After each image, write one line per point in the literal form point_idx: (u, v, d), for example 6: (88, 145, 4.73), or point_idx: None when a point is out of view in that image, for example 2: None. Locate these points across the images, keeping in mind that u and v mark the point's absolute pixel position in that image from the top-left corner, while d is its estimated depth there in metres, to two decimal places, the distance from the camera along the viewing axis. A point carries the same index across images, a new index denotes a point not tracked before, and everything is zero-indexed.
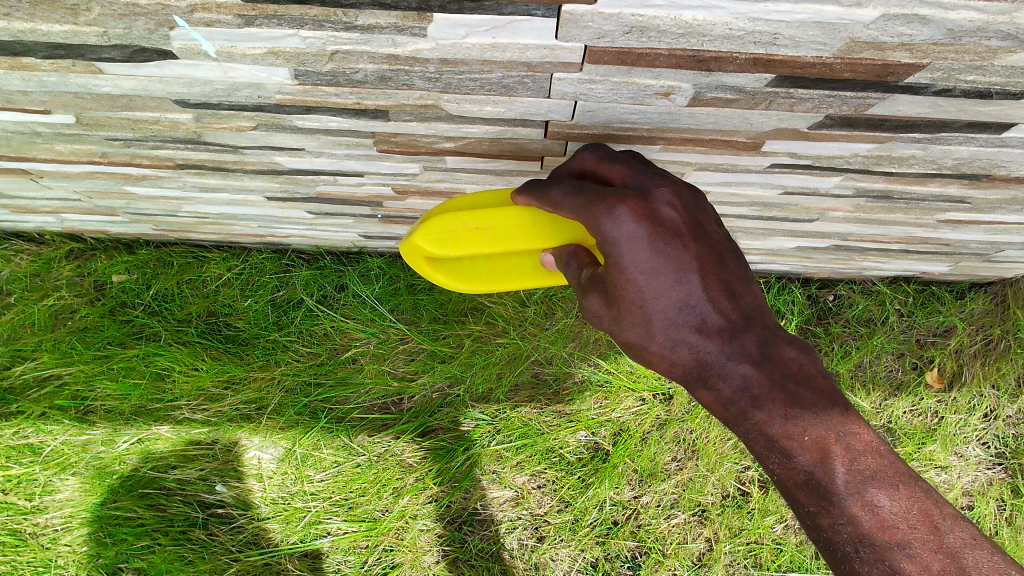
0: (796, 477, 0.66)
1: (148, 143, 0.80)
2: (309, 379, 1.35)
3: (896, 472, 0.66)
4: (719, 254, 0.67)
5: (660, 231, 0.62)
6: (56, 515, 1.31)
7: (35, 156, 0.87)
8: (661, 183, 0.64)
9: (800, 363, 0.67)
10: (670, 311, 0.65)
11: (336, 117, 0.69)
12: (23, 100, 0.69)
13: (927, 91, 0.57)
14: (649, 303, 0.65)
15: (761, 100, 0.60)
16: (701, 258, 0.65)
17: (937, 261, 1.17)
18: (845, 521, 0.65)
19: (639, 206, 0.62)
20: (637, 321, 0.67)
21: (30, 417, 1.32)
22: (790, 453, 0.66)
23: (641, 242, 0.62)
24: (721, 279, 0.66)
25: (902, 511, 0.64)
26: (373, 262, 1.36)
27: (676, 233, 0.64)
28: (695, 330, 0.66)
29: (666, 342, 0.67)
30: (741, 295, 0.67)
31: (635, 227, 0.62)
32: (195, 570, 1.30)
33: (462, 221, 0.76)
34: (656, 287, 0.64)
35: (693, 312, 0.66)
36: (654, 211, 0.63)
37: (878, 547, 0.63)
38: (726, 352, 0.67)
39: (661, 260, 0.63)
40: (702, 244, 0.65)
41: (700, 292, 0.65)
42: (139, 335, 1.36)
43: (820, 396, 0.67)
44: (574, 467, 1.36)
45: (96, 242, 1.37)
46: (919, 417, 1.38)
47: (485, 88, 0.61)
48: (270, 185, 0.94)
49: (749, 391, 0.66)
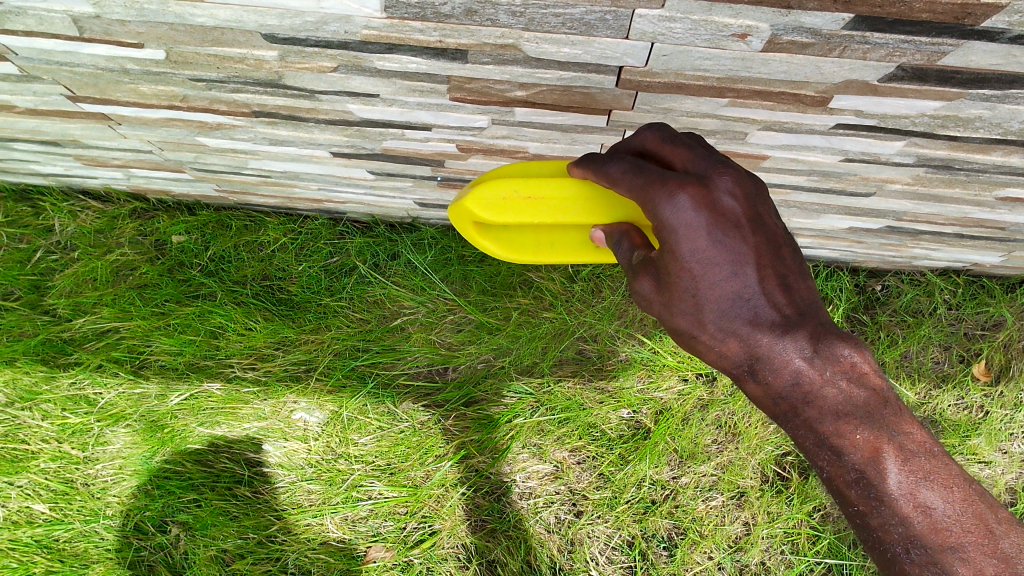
0: (846, 475, 0.68)
1: (230, 84, 0.83)
2: (358, 344, 1.38)
3: (949, 474, 0.67)
4: (777, 245, 0.65)
5: (719, 220, 0.62)
6: (107, 466, 1.35)
7: (118, 98, 0.91)
8: (723, 170, 0.63)
9: (854, 361, 0.67)
10: (725, 302, 0.65)
11: (416, 58, 0.71)
12: (120, 31, 0.72)
13: (1002, 38, 0.58)
14: (703, 293, 0.64)
15: (836, 45, 0.61)
16: (758, 251, 0.64)
17: (991, 249, 1.17)
18: (897, 522, 0.67)
19: (700, 194, 0.61)
20: (688, 309, 0.66)
21: (87, 369, 1.36)
22: (841, 451, 0.68)
23: (700, 231, 0.62)
24: (778, 272, 0.65)
25: (956, 514, 0.66)
26: (427, 232, 1.39)
27: (736, 223, 0.63)
28: (748, 322, 0.65)
29: (717, 332, 0.67)
30: (797, 290, 0.66)
31: (694, 215, 0.61)
32: (239, 525, 1.33)
33: (516, 188, 0.73)
34: (710, 276, 0.64)
35: (747, 304, 0.65)
36: (715, 200, 0.62)
37: (929, 548, 0.66)
38: (780, 348, 0.66)
39: (719, 250, 0.63)
40: (761, 235, 0.64)
41: (756, 285, 0.65)
42: (196, 295, 1.40)
43: (873, 395, 0.68)
44: (614, 443, 1.37)
45: (159, 203, 1.41)
46: (964, 410, 1.38)
47: (566, 25, 0.63)
48: (338, 139, 0.97)
49: (801, 386, 0.67)
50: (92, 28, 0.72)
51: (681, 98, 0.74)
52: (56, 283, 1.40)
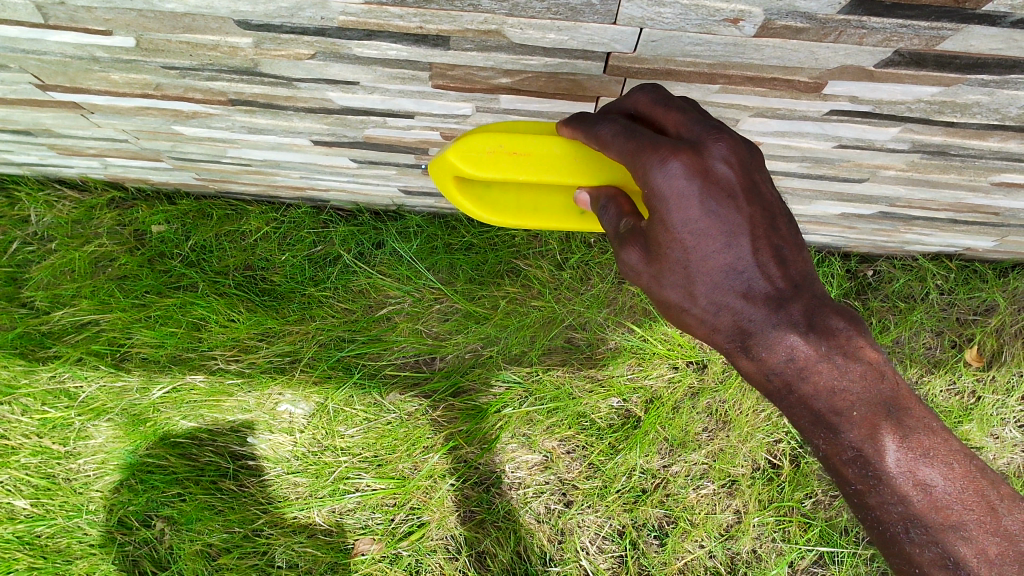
0: (843, 452, 0.68)
1: (204, 72, 0.80)
2: (344, 335, 1.36)
3: (948, 450, 0.66)
4: (771, 215, 0.63)
5: (711, 188, 0.59)
6: (89, 460, 1.33)
7: (89, 87, 0.88)
8: (718, 138, 0.59)
9: (850, 334, 0.67)
10: (718, 275, 0.63)
11: (396, 45, 0.69)
12: (87, 18, 0.69)
13: (1004, 23, 0.56)
14: (694, 264, 0.62)
15: (831, 30, 0.59)
16: (752, 220, 0.62)
17: (984, 233, 1.16)
18: (896, 500, 0.66)
19: (693, 160, 0.58)
20: (679, 282, 0.64)
21: (67, 362, 1.34)
22: (838, 428, 0.67)
23: (693, 200, 0.59)
24: (772, 242, 0.63)
25: (957, 492, 0.66)
26: (412, 220, 1.37)
27: (729, 191, 0.60)
28: (741, 295, 0.64)
29: (708, 306, 0.65)
30: (792, 262, 0.64)
31: (686, 182, 0.58)
32: (224, 519, 1.31)
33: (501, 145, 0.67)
34: (702, 246, 0.62)
35: (741, 278, 0.63)
36: (708, 166, 0.59)
37: (929, 527, 0.65)
38: (773, 323, 0.65)
39: (711, 220, 0.61)
40: (755, 205, 0.62)
41: (749, 258, 0.63)
42: (177, 286, 1.37)
43: (869, 369, 0.67)
44: (604, 433, 1.36)
45: (137, 191, 1.38)
46: (956, 395, 1.37)
47: (551, 10, 0.60)
48: (318, 127, 0.94)
49: (796, 362, 0.66)
50: (57, 15, 0.69)
51: (671, 85, 0.72)
52: (33, 275, 1.36)
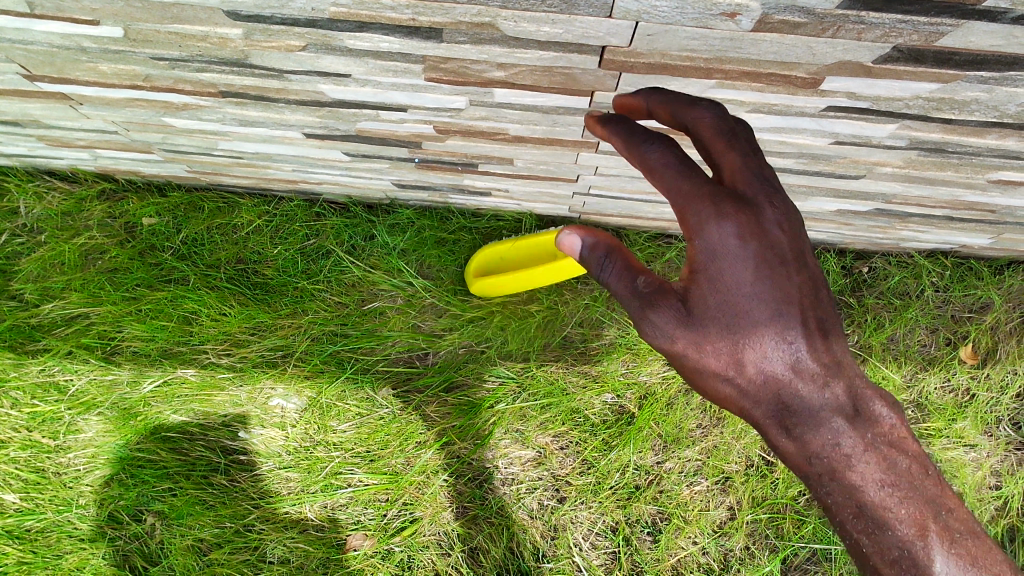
0: (871, 530, 0.72)
1: (194, 63, 0.79)
2: (337, 330, 1.35)
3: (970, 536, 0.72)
4: (815, 293, 0.70)
5: (765, 253, 0.66)
6: (79, 454, 1.32)
7: (77, 78, 0.87)
8: (775, 201, 0.67)
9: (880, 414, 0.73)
10: (767, 344, 0.69)
11: (389, 37, 0.68)
12: (73, 8, 0.68)
13: (1004, 19, 0.55)
14: (744, 332, 0.68)
15: (829, 25, 0.58)
16: (800, 295, 0.69)
17: (980, 231, 1.15)
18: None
19: (750, 223, 0.66)
20: (728, 351, 0.70)
21: (57, 355, 1.32)
22: (867, 505, 0.72)
23: (746, 262, 0.66)
24: (817, 319, 0.70)
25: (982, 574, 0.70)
26: (405, 214, 1.36)
27: (782, 261, 0.67)
28: (788, 365, 0.70)
29: (754, 373, 0.71)
30: (834, 340, 0.71)
31: (740, 243, 0.66)
32: (215, 514, 1.30)
33: None
34: (753, 313, 0.68)
35: (788, 347, 0.69)
36: (763, 229, 0.66)
37: None
38: (815, 394, 0.71)
39: (763, 288, 0.67)
40: (804, 280, 0.69)
41: (797, 330, 0.69)
42: (168, 279, 1.36)
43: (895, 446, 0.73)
44: (598, 429, 1.35)
45: (128, 183, 1.37)
46: (950, 393, 1.37)
47: (546, 3, 0.59)
48: (310, 120, 0.93)
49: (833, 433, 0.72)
50: (43, 4, 0.68)
51: (667, 80, 0.71)
52: (22, 268, 1.35)
